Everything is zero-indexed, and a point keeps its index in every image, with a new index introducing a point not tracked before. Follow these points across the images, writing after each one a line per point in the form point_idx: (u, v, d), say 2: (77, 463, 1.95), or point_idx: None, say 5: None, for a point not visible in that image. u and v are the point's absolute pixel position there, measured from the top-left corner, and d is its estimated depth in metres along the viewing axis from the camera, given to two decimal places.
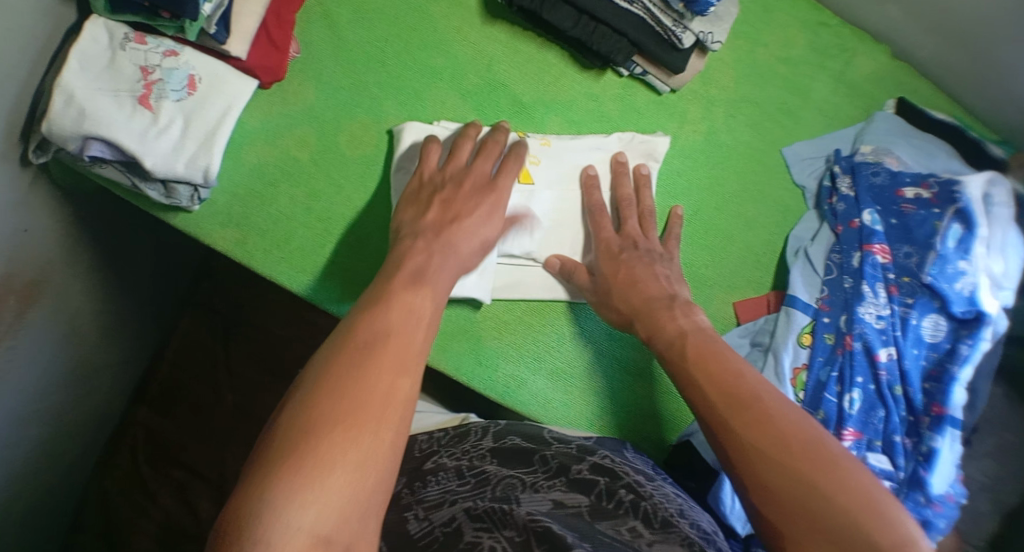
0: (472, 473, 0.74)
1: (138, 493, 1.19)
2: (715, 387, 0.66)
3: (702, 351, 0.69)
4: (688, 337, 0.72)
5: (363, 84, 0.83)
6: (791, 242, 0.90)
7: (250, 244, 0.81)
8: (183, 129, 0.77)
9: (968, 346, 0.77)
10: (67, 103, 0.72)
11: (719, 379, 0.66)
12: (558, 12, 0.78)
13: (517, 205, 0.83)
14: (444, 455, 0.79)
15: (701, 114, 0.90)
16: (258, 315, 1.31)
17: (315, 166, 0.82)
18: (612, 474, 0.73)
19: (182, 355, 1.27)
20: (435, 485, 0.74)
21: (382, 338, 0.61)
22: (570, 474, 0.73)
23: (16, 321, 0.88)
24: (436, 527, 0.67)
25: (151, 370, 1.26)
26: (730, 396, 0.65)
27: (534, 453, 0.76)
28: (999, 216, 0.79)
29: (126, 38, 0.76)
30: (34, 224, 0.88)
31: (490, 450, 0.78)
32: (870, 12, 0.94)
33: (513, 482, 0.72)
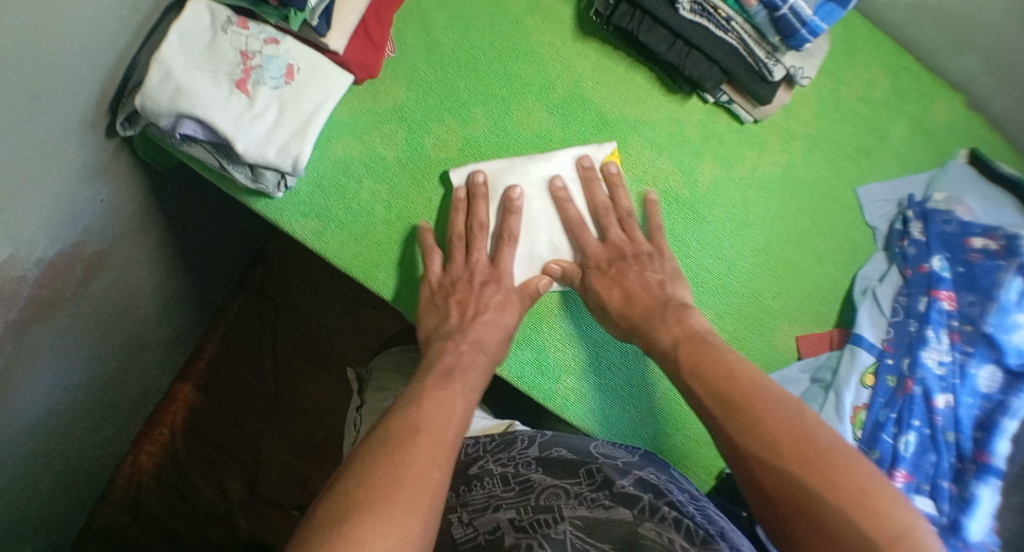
0: (517, 481, 0.75)
1: (170, 468, 1.21)
2: (759, 442, 0.62)
3: (729, 395, 0.66)
4: (680, 347, 0.73)
5: (453, 88, 0.85)
6: (858, 281, 0.91)
7: (327, 234, 0.82)
8: (278, 117, 0.78)
9: (1017, 398, 0.78)
10: (166, 80, 0.73)
11: (754, 416, 0.64)
12: (654, 35, 0.80)
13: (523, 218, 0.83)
14: (490, 461, 0.80)
15: (780, 146, 0.91)
16: (306, 303, 1.32)
17: (399, 164, 0.83)
18: (656, 491, 0.71)
19: (227, 338, 1.29)
20: (480, 490, 0.76)
21: (434, 387, 0.71)
22: (613, 487, 0.71)
23: (80, 289, 0.89)
24: (479, 535, 0.70)
25: (198, 350, 1.26)
26: (777, 450, 0.61)
27: (580, 466, 0.76)
28: None
29: (228, 21, 0.78)
30: (110, 194, 0.89)
31: (536, 459, 0.78)
32: (950, 60, 0.96)
33: (557, 491, 0.72)
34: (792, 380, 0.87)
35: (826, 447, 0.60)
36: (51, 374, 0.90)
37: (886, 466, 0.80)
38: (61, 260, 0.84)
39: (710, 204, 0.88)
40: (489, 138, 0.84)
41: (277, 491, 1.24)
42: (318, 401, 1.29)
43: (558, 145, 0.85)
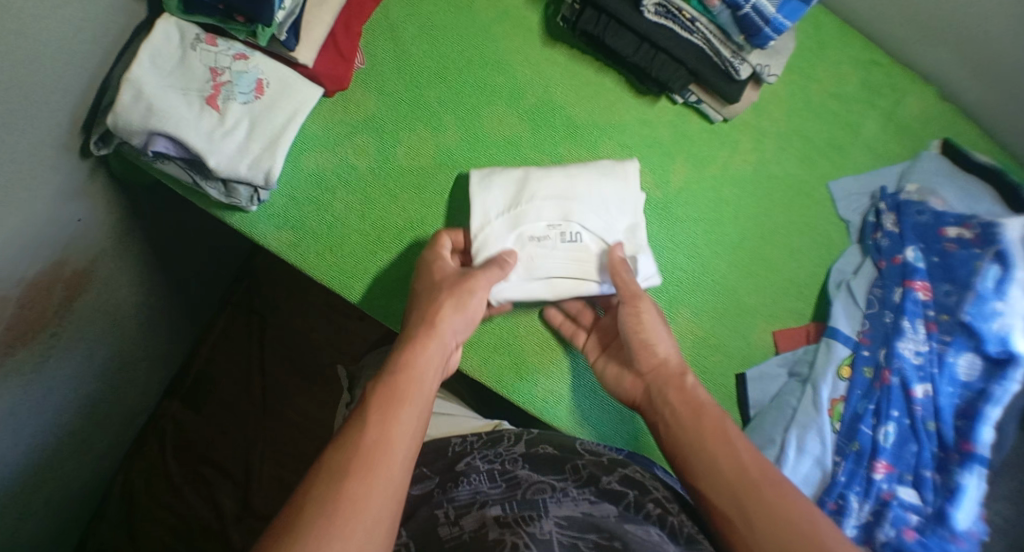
0: (505, 478, 0.75)
1: (162, 484, 1.21)
2: (723, 472, 0.65)
3: (690, 421, 0.69)
4: (676, 408, 0.71)
5: (424, 98, 0.85)
6: (834, 275, 0.91)
7: (302, 247, 0.82)
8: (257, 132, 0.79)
9: (1000, 386, 0.77)
10: (137, 98, 0.74)
11: (705, 440, 0.67)
12: (620, 38, 0.81)
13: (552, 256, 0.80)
14: (477, 458, 0.79)
15: (751, 145, 0.91)
16: (292, 316, 1.32)
17: (373, 175, 0.84)
18: (641, 486, 0.72)
19: (215, 352, 1.29)
20: (467, 486, 0.75)
21: (392, 377, 0.65)
22: (599, 484, 0.72)
23: (62, 309, 0.89)
24: (466, 533, 0.67)
25: (185, 366, 1.27)
26: (727, 482, 0.64)
27: (565, 462, 0.76)
28: None
29: (198, 39, 0.78)
30: (89, 214, 0.89)
31: (522, 456, 0.78)
32: (919, 52, 0.97)
33: (544, 487, 0.72)
34: (771, 375, 0.88)
35: (748, 470, 0.65)
36: (35, 395, 0.90)
37: (867, 457, 0.80)
38: (40, 281, 0.84)
39: (683, 203, 0.88)
40: (460, 146, 0.85)
41: (270, 504, 1.22)
42: (307, 412, 1.28)
43: (530, 151, 0.86)
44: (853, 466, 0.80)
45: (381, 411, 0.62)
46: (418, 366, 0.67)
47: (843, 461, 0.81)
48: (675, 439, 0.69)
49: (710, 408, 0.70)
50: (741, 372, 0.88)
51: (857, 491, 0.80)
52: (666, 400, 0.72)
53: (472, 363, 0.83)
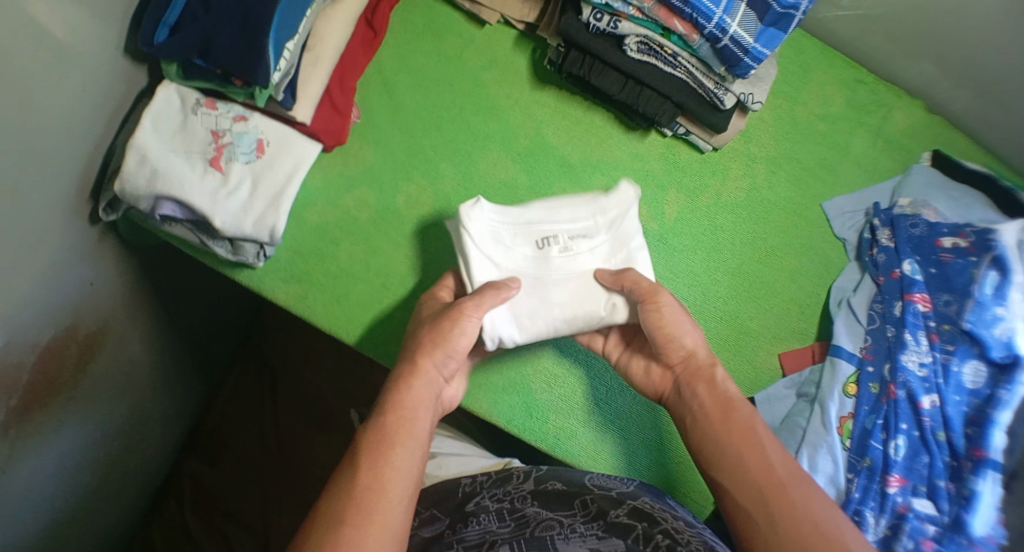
0: (513, 517, 0.75)
1: (182, 540, 1.21)
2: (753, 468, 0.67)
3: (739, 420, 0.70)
4: (729, 406, 0.71)
5: (421, 147, 0.87)
6: (834, 293, 0.92)
7: (310, 298, 0.84)
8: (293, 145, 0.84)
9: (1007, 390, 0.77)
10: (141, 163, 0.77)
11: (752, 440, 0.69)
12: (606, 77, 0.83)
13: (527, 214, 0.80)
14: (486, 498, 0.80)
15: (742, 171, 0.93)
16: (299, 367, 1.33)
17: (375, 225, 0.86)
18: (650, 519, 0.72)
19: (228, 407, 1.30)
20: (476, 525, 0.75)
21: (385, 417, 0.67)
22: (607, 518, 0.72)
23: (77, 372, 0.92)
24: None
25: (200, 423, 1.29)
26: (767, 479, 0.66)
27: (574, 497, 0.76)
28: None
29: (198, 103, 0.81)
30: (100, 277, 0.91)
31: (531, 492, 0.79)
32: (903, 67, 0.99)
33: (552, 524, 0.71)
34: (778, 396, 0.89)
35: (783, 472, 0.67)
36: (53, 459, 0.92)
37: (880, 472, 0.80)
38: (56, 345, 0.86)
39: (680, 233, 0.90)
40: (458, 192, 0.87)
41: None
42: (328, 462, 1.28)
43: (526, 192, 0.87)
44: (866, 482, 0.81)
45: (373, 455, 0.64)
46: (409, 403, 0.68)
47: (855, 477, 0.81)
48: (716, 430, 0.70)
49: (739, 402, 0.71)
50: (749, 396, 0.90)
51: (871, 507, 0.80)
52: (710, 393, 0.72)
53: (483, 405, 0.83)
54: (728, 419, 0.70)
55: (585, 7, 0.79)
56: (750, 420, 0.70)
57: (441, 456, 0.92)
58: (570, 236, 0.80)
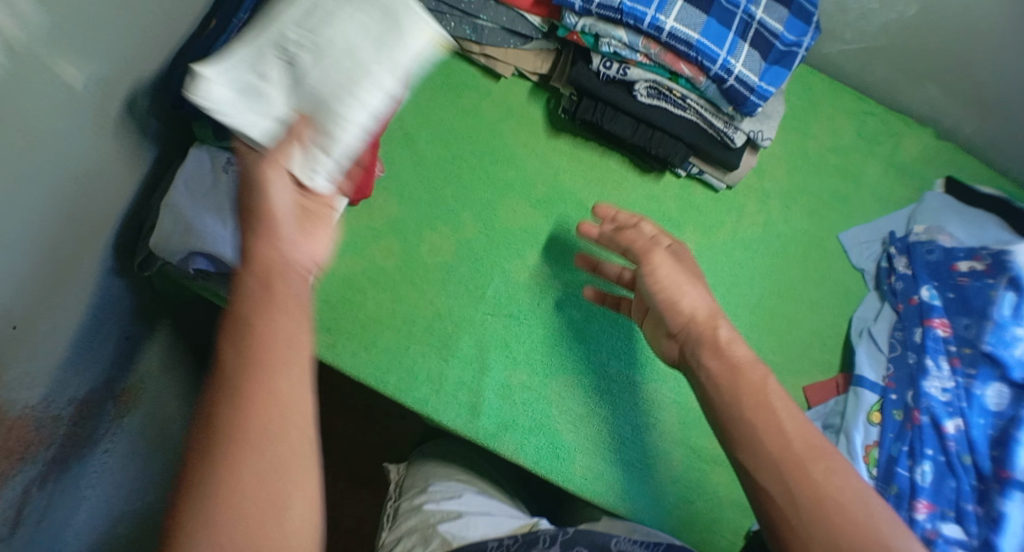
0: None
1: None
2: (774, 439, 0.61)
3: (756, 387, 0.64)
4: (742, 373, 0.65)
5: (442, 197, 0.90)
6: (855, 323, 0.93)
7: (339, 346, 0.84)
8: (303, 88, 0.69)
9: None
10: (175, 221, 0.81)
11: (771, 406, 0.63)
12: (618, 122, 0.85)
13: (281, 76, 0.69)
14: None
15: (757, 208, 0.94)
16: None
17: (400, 273, 0.88)
18: None
19: None
20: None
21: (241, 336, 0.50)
22: None
23: (114, 424, 0.95)
24: None
25: None
26: (789, 452, 0.60)
27: None
28: None
29: (229, 163, 0.85)
30: (135, 331, 0.94)
31: None
32: (910, 95, 1.01)
33: None
34: None
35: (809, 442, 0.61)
36: (89, 510, 0.93)
37: (906, 496, 0.79)
38: (92, 397, 0.89)
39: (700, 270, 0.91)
40: (480, 238, 0.89)
41: None
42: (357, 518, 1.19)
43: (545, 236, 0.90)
44: (894, 509, 0.79)
45: (245, 380, 0.48)
46: (281, 313, 0.51)
47: None
48: (733, 405, 0.63)
49: (750, 365, 0.66)
50: None
51: None
52: (722, 357, 0.66)
53: (509, 446, 0.84)
54: (738, 384, 0.64)
55: (595, 56, 0.83)
56: (763, 385, 0.64)
57: (468, 516, 0.83)
58: (307, 31, 0.70)
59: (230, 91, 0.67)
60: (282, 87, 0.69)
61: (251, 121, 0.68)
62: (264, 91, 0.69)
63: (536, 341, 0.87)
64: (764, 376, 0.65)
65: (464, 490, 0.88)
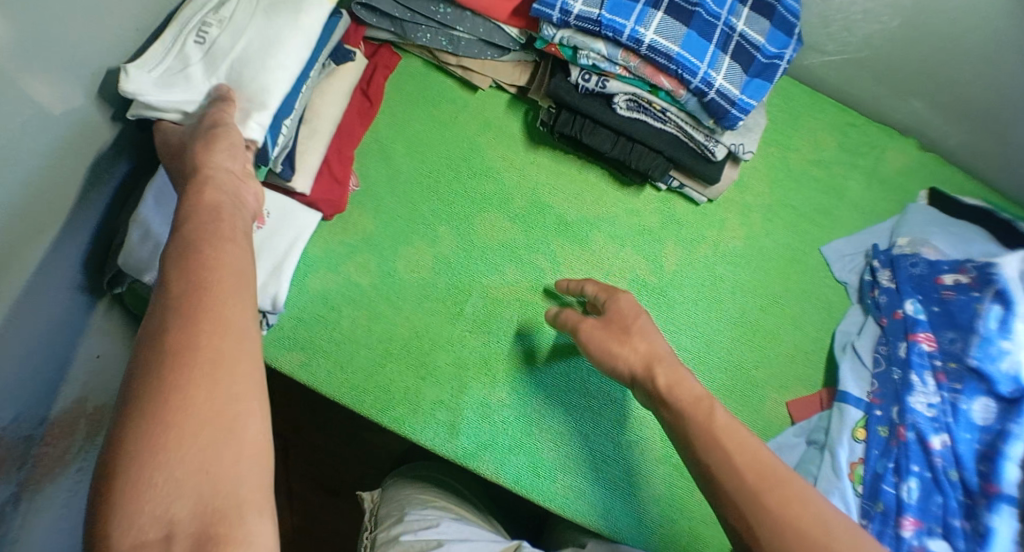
0: None
1: None
2: (729, 476, 0.60)
3: (703, 427, 0.64)
4: (688, 415, 0.65)
5: (419, 212, 0.88)
6: (838, 336, 0.92)
7: (313, 365, 0.83)
8: (227, 65, 0.74)
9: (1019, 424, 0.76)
10: (145, 239, 0.79)
11: (719, 440, 0.62)
12: (597, 135, 0.84)
13: (186, 56, 0.74)
14: None
15: (739, 221, 0.93)
16: None
17: (375, 290, 0.86)
18: None
19: None
20: None
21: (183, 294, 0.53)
22: None
23: (86, 445, 0.91)
24: None
25: None
26: (742, 484, 0.59)
27: None
28: None
29: None
30: (105, 349, 0.92)
31: None
32: (892, 107, 1.00)
33: None
34: (788, 445, 0.87)
35: (771, 470, 0.60)
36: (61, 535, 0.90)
37: (891, 514, 0.78)
38: (62, 419, 0.86)
39: (681, 286, 0.89)
40: (458, 255, 0.87)
41: None
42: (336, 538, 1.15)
43: (524, 251, 0.88)
44: (880, 527, 0.78)
45: (189, 329, 0.52)
46: (222, 268, 0.56)
47: (869, 523, 0.79)
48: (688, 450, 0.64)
49: (697, 403, 0.65)
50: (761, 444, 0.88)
51: None
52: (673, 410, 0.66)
53: (488, 465, 0.82)
54: (687, 429, 0.64)
55: (574, 68, 0.81)
56: (707, 418, 0.64)
57: (448, 544, 0.77)
58: (222, 18, 0.76)
59: (145, 75, 0.71)
60: (197, 71, 0.73)
61: (160, 95, 0.71)
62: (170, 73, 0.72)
63: (516, 358, 0.85)
64: (710, 409, 0.65)
65: (442, 518, 0.82)
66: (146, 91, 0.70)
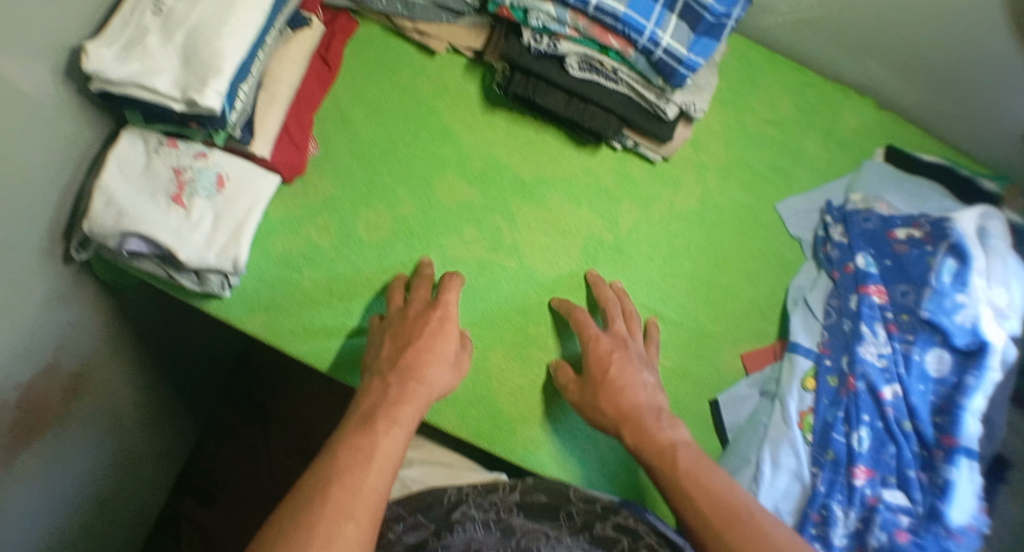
0: (499, 526, 0.75)
1: None
2: (699, 517, 0.72)
3: (691, 463, 0.75)
4: (678, 451, 0.76)
5: (379, 174, 0.90)
6: (792, 291, 0.93)
7: (277, 326, 0.86)
8: (183, 34, 0.75)
9: (974, 377, 0.79)
10: (108, 205, 0.79)
11: (703, 487, 0.73)
12: (550, 96, 0.85)
13: (144, 28, 0.76)
14: (472, 507, 0.79)
15: (694, 179, 0.95)
16: (292, 405, 1.37)
17: (337, 252, 0.88)
18: (632, 533, 0.74)
19: (221, 446, 1.33)
20: (461, 532, 0.74)
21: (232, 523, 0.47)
22: (592, 531, 0.74)
23: (62, 411, 0.93)
24: None
25: (192, 462, 1.31)
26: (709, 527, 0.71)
27: (560, 509, 0.77)
28: (997, 248, 0.83)
29: (159, 143, 0.83)
30: (77, 316, 0.92)
31: (517, 504, 0.79)
32: (849, 67, 1.02)
33: (537, 535, 0.73)
34: (742, 397, 0.89)
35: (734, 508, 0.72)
36: (45, 497, 0.93)
37: (843, 464, 0.81)
38: (35, 387, 0.88)
39: (638, 244, 0.91)
40: (417, 216, 0.89)
41: None
42: None
43: (482, 211, 0.90)
44: (831, 475, 0.81)
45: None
46: None
47: (821, 471, 0.82)
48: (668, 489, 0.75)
49: (680, 447, 0.77)
50: (714, 400, 0.89)
51: (839, 500, 0.80)
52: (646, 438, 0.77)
53: (451, 421, 0.84)
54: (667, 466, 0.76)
55: (526, 30, 0.82)
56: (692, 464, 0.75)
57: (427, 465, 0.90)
58: None
59: (107, 50, 0.74)
60: (155, 41, 0.75)
61: (120, 66, 0.73)
62: (130, 45, 0.75)
63: (477, 318, 0.87)
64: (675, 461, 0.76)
65: (426, 442, 0.95)
66: (106, 67, 0.73)
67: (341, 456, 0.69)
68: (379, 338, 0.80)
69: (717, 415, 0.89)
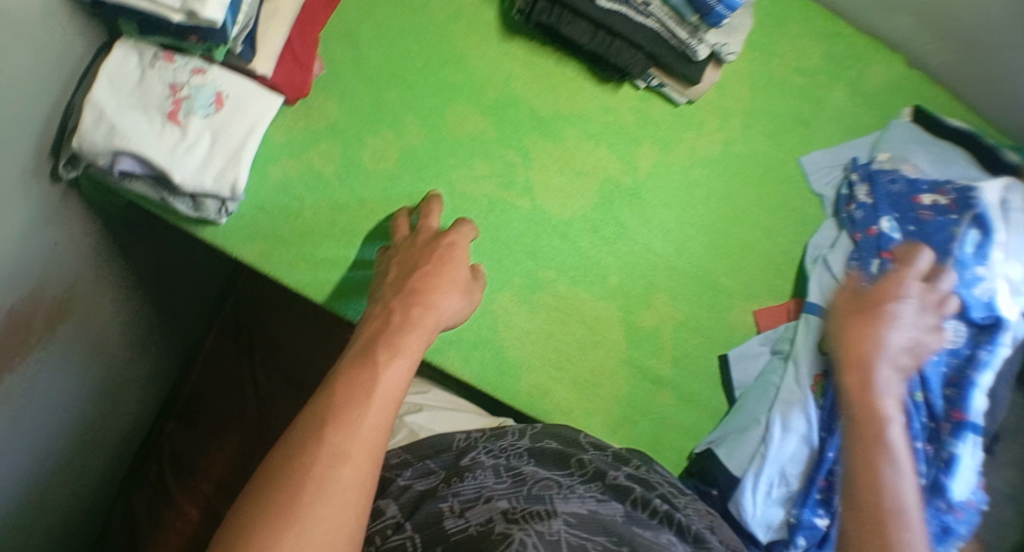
0: (510, 474, 0.72)
1: (169, 512, 1.21)
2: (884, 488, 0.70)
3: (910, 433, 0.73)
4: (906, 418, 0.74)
5: (387, 100, 0.85)
6: (810, 250, 0.90)
7: (275, 256, 0.82)
8: None
9: (987, 352, 0.79)
10: (98, 120, 0.74)
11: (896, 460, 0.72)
12: (576, 27, 0.80)
13: None
14: (482, 453, 0.77)
15: (717, 125, 0.91)
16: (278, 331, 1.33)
17: (339, 181, 0.84)
18: (646, 484, 0.72)
19: (207, 371, 1.30)
20: (472, 480, 0.72)
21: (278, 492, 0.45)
22: (606, 479, 0.71)
23: (45, 333, 0.89)
24: (472, 526, 0.64)
25: (177, 387, 1.28)
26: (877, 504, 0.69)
27: (570, 456, 0.75)
28: (1015, 222, 0.81)
29: (156, 57, 0.78)
30: (63, 238, 0.88)
31: (528, 450, 0.77)
32: (883, 21, 0.97)
33: (549, 483, 0.70)
34: (752, 354, 0.87)
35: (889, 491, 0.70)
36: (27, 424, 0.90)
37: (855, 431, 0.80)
38: (20, 309, 0.83)
39: (654, 189, 0.88)
40: (425, 146, 0.85)
41: None
42: None
43: (494, 145, 0.85)
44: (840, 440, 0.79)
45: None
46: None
47: (830, 436, 0.80)
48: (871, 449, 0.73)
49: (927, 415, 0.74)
50: (724, 353, 0.87)
51: None
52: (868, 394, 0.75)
53: (454, 363, 0.81)
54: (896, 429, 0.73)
55: None
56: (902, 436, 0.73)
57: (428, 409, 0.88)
58: None
59: None
60: None
61: None
62: None
63: (483, 257, 0.84)
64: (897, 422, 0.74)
65: (432, 386, 0.93)
66: None
67: (339, 391, 0.61)
68: (385, 268, 0.77)
69: (726, 371, 0.87)
